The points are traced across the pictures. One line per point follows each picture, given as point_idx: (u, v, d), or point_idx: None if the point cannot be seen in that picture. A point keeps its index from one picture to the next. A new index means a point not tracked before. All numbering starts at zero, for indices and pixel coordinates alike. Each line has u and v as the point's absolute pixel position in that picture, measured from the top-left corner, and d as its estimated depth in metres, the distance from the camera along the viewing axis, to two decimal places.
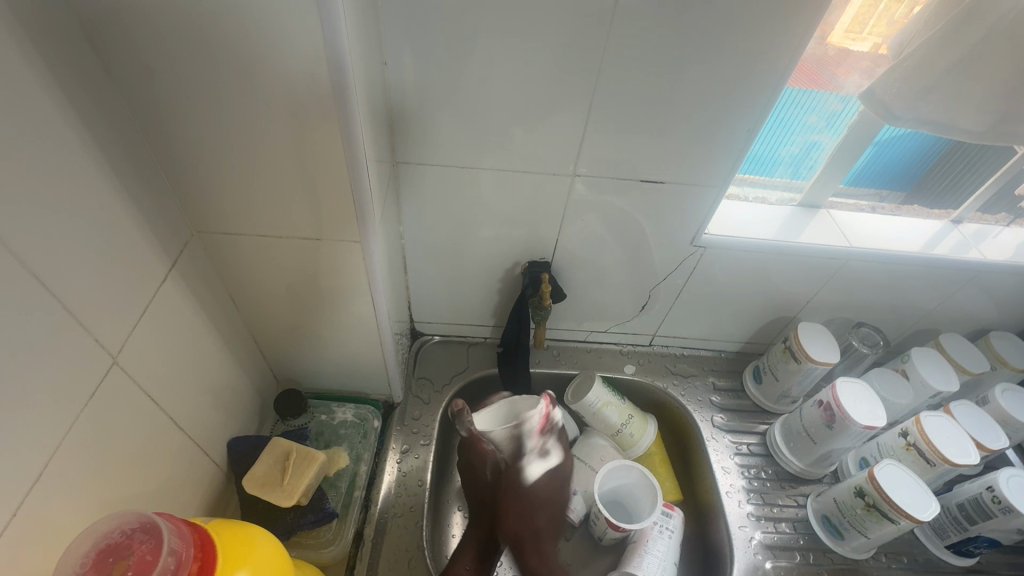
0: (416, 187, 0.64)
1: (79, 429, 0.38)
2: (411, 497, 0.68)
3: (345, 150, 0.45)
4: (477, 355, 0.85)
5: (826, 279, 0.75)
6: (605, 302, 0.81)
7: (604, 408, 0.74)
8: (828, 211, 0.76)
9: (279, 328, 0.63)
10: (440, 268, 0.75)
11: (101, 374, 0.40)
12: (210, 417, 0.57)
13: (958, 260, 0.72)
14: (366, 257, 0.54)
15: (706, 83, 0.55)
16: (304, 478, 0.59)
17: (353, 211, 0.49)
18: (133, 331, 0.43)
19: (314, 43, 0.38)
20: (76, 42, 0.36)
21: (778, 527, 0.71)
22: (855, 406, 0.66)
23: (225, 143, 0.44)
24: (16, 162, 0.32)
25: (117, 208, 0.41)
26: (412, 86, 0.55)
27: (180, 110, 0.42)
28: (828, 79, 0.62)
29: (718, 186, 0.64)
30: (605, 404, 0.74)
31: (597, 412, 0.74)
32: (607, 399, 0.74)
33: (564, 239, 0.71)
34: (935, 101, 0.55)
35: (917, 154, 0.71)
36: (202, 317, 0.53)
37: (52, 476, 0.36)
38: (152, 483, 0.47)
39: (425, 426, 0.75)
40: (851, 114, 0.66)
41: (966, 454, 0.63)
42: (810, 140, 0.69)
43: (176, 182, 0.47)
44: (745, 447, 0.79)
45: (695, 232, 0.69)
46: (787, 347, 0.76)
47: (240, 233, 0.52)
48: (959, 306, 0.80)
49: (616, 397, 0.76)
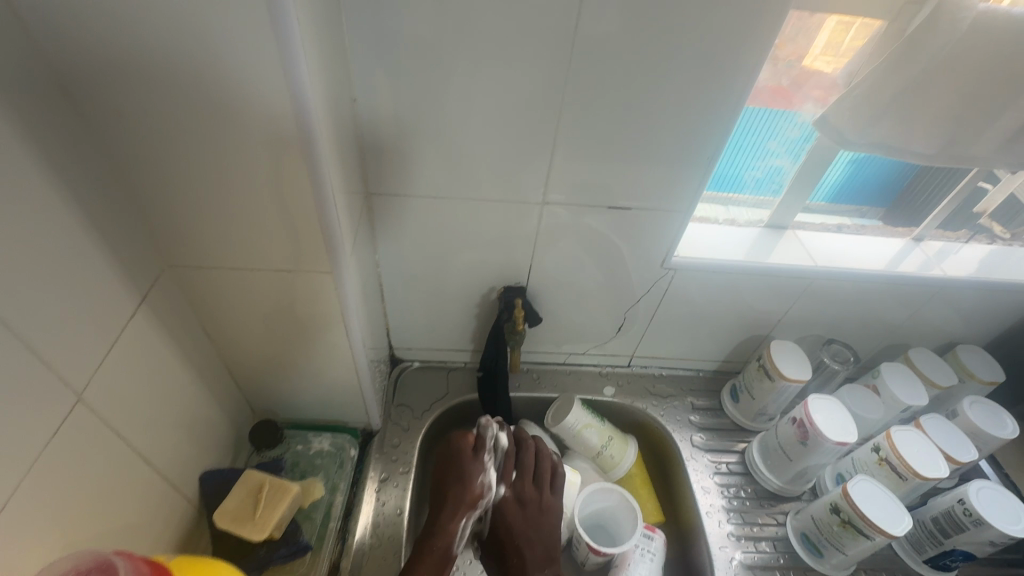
0: (391, 216, 0.66)
1: (43, 466, 0.38)
2: (389, 527, 0.67)
3: (313, 183, 0.46)
4: (457, 381, 0.85)
5: (797, 297, 0.77)
6: (583, 324, 0.82)
7: (586, 434, 0.75)
8: (793, 232, 0.78)
9: (254, 359, 0.63)
10: (417, 295, 0.76)
11: (67, 411, 0.40)
12: (183, 450, 0.56)
13: (920, 277, 0.74)
14: (338, 286, 0.55)
15: (665, 113, 0.57)
16: (276, 510, 0.58)
17: (324, 243, 0.50)
18: (100, 366, 0.43)
19: (280, 84, 0.40)
20: (47, 88, 0.38)
21: (759, 547, 0.71)
22: (827, 423, 0.67)
23: (196, 180, 0.45)
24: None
25: (84, 246, 0.42)
26: (383, 120, 0.57)
27: (152, 150, 0.43)
28: (793, 95, 0.63)
29: (683, 210, 0.67)
30: (588, 428, 0.75)
31: (579, 437, 0.75)
32: (589, 423, 0.75)
33: (538, 264, 0.73)
34: (884, 127, 0.58)
35: (884, 174, 0.74)
36: (174, 350, 0.53)
37: (14, 514, 0.36)
38: (119, 520, 0.47)
39: (404, 454, 0.75)
40: (810, 141, 0.68)
41: (935, 467, 0.64)
42: (772, 164, 0.71)
43: (148, 218, 0.48)
44: (724, 466, 0.79)
45: (665, 254, 0.71)
46: (761, 365, 0.78)
47: (211, 266, 0.52)
48: (926, 321, 0.82)
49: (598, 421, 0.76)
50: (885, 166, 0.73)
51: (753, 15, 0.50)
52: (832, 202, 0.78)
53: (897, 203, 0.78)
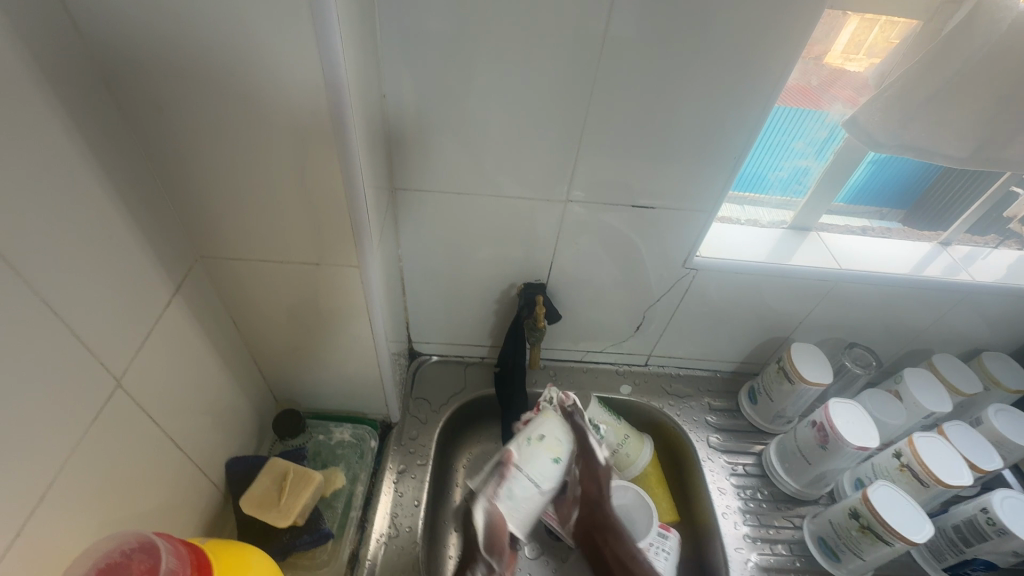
0: (415, 210, 0.66)
1: (83, 447, 0.39)
2: (407, 519, 0.68)
3: (343, 178, 0.46)
4: (474, 375, 0.86)
5: (819, 299, 0.76)
6: (601, 322, 0.82)
7: (543, 446, 0.60)
8: (818, 233, 0.77)
9: (281, 350, 0.64)
10: (438, 290, 0.77)
11: (106, 395, 0.41)
12: (210, 436, 0.58)
13: (947, 281, 0.73)
14: (364, 279, 0.55)
15: (693, 112, 0.57)
16: (300, 499, 0.59)
17: (352, 236, 0.51)
18: (138, 352, 0.45)
19: (316, 81, 0.40)
20: (92, 82, 0.39)
21: (775, 549, 0.71)
22: (847, 427, 0.67)
23: (230, 173, 0.46)
24: (29, 189, 0.33)
25: (124, 234, 0.43)
26: (411, 115, 0.58)
27: (190, 143, 0.44)
28: (819, 96, 0.63)
29: (707, 210, 0.66)
30: (551, 444, 0.60)
31: (534, 450, 0.59)
32: (546, 434, 0.61)
33: (558, 261, 0.73)
34: (915, 130, 0.57)
35: (908, 176, 0.73)
36: (204, 338, 0.55)
37: (56, 493, 0.37)
38: (151, 502, 0.48)
39: (421, 446, 0.76)
40: (838, 141, 0.67)
41: (959, 475, 0.63)
42: (798, 165, 0.70)
43: (182, 209, 0.49)
44: (741, 467, 0.79)
45: (687, 253, 0.71)
46: (781, 367, 0.77)
47: (241, 257, 0.53)
48: (952, 327, 0.80)
49: (563, 438, 0.62)
50: (909, 167, 0.72)
51: (786, 14, 0.50)
52: (855, 202, 0.77)
53: (921, 204, 0.77)
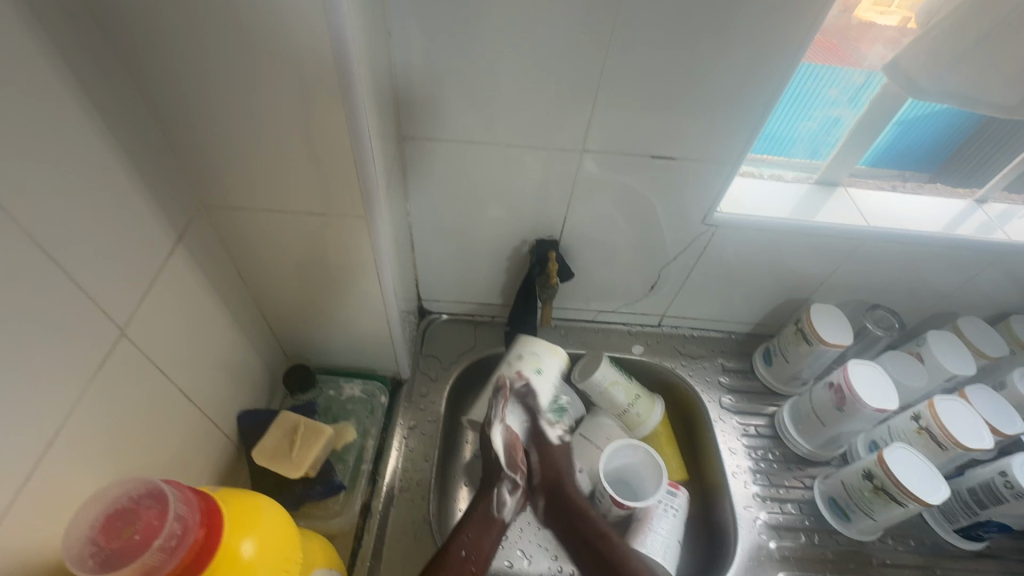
0: (423, 163, 0.63)
1: (90, 397, 0.39)
2: (418, 472, 0.69)
3: (347, 124, 0.44)
4: (484, 334, 0.85)
5: (843, 259, 0.73)
6: (614, 282, 0.80)
7: (523, 363, 0.69)
8: (846, 189, 0.73)
9: (289, 306, 0.64)
10: (447, 247, 0.75)
11: (110, 345, 0.41)
12: (221, 390, 0.58)
13: (980, 240, 0.70)
14: (371, 232, 0.54)
15: (722, 55, 0.52)
16: (312, 451, 0.60)
17: (357, 187, 0.49)
18: (142, 303, 0.44)
19: (315, 14, 0.37)
20: (76, 13, 0.36)
21: (784, 508, 0.71)
22: (866, 389, 0.65)
23: (228, 116, 0.44)
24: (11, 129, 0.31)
25: (121, 181, 0.41)
26: (418, 58, 0.54)
27: (185, 82, 0.41)
28: (846, 50, 0.59)
29: (731, 163, 0.62)
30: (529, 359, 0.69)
31: (518, 367, 0.69)
32: (524, 354, 0.70)
33: (572, 218, 0.70)
34: (964, 74, 0.52)
35: (938, 133, 0.69)
36: (210, 292, 0.54)
37: (65, 441, 0.37)
38: (164, 453, 0.49)
39: (432, 403, 0.76)
40: (874, 87, 0.63)
41: (979, 438, 0.62)
42: (830, 115, 0.66)
43: (181, 156, 0.47)
44: (753, 428, 0.78)
45: (707, 209, 0.67)
46: (799, 328, 0.75)
47: (245, 207, 0.51)
48: (980, 289, 0.77)
49: (542, 352, 0.70)
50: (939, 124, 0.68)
51: None
52: (883, 165, 0.73)
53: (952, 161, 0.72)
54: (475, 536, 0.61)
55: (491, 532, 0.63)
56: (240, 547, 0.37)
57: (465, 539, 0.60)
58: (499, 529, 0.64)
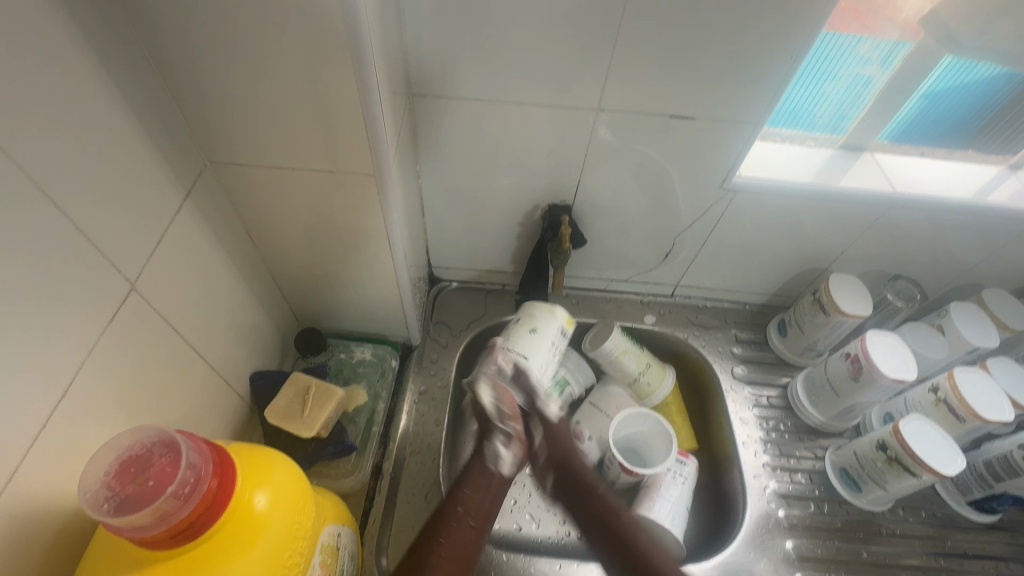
0: (433, 123, 0.62)
1: (102, 351, 0.39)
2: (427, 436, 0.69)
3: (355, 77, 0.42)
4: (495, 302, 0.85)
5: (865, 227, 0.71)
6: (628, 250, 0.78)
7: (522, 324, 0.68)
8: (872, 154, 0.70)
9: (299, 268, 0.63)
10: (457, 212, 0.73)
11: (121, 300, 0.41)
12: (232, 350, 0.58)
13: (1013, 209, 0.67)
14: (380, 193, 0.52)
15: (748, 10, 0.50)
16: (323, 412, 0.61)
17: (366, 144, 0.48)
18: (151, 259, 0.44)
19: None
20: None
21: (794, 478, 0.71)
22: (884, 359, 0.64)
23: (231, 68, 0.42)
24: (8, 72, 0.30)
25: (128, 134, 0.40)
26: (427, 11, 0.51)
27: (186, 30, 0.40)
28: (874, 17, 0.56)
29: (753, 123, 0.60)
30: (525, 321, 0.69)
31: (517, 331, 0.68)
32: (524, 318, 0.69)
33: (586, 183, 0.68)
34: (1006, 28, 0.54)
35: (967, 103, 0.65)
36: (219, 251, 0.53)
37: (79, 392, 0.38)
38: (179, 410, 0.49)
39: (442, 369, 0.76)
40: (908, 43, 0.58)
41: (1000, 411, 0.61)
42: (859, 73, 0.62)
43: (187, 110, 0.46)
44: (765, 399, 0.78)
45: (726, 174, 0.65)
46: (817, 299, 0.74)
47: (254, 165, 0.50)
48: (1008, 262, 0.74)
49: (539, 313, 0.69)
50: (968, 94, 0.64)
51: None
52: (909, 138, 0.69)
53: (982, 134, 0.68)
54: (473, 492, 0.51)
55: (492, 490, 0.52)
56: (253, 500, 0.38)
57: (465, 493, 0.51)
58: (500, 485, 0.53)
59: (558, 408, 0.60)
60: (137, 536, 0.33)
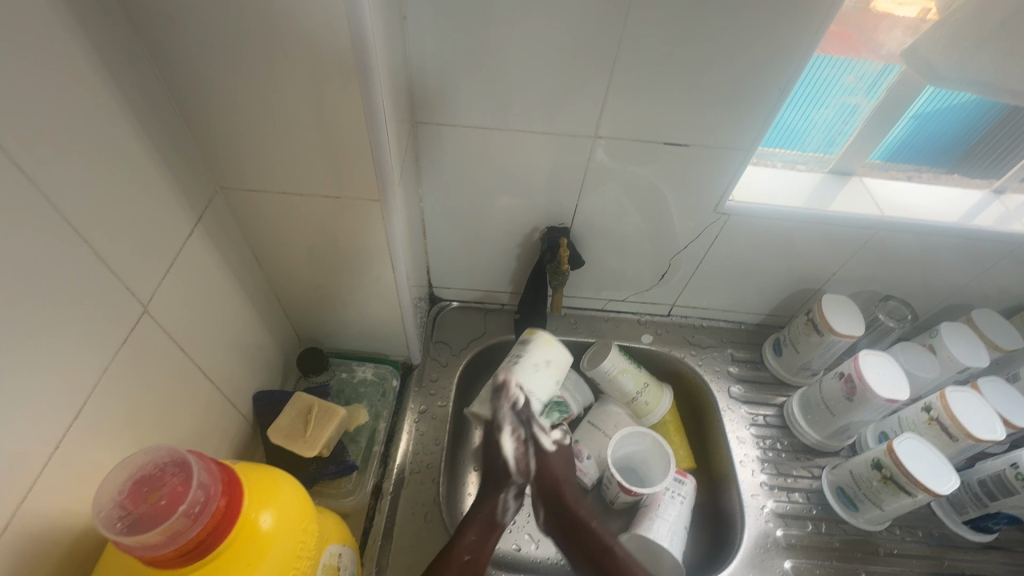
0: (435, 149, 0.64)
1: (114, 372, 0.40)
2: (428, 456, 0.70)
3: (364, 108, 0.44)
4: (494, 321, 0.86)
5: (855, 249, 0.73)
6: (624, 271, 0.80)
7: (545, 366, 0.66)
8: (861, 179, 0.73)
9: (303, 289, 0.65)
10: (458, 233, 0.75)
11: (135, 321, 0.42)
12: (237, 370, 0.59)
13: (997, 231, 0.69)
14: (384, 217, 0.54)
15: (735, 44, 0.52)
16: (325, 431, 0.61)
17: (371, 170, 0.49)
18: (163, 281, 0.45)
19: None
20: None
21: (792, 497, 0.71)
22: (878, 379, 0.65)
23: (245, 99, 0.44)
24: (34, 103, 0.32)
25: (145, 162, 0.42)
26: (431, 43, 0.54)
27: (204, 65, 0.42)
28: (864, 44, 0.58)
29: (745, 149, 0.62)
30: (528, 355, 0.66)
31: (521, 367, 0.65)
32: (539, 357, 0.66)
33: (582, 206, 0.70)
34: (981, 61, 0.52)
35: (956, 126, 0.67)
36: (227, 273, 0.55)
37: (93, 412, 0.39)
38: (184, 430, 0.50)
39: (441, 388, 0.77)
40: (892, 74, 0.61)
41: (991, 430, 0.62)
42: (846, 103, 0.64)
43: (200, 138, 0.47)
44: (762, 418, 0.79)
45: (719, 198, 0.67)
46: (810, 319, 0.75)
47: (262, 190, 0.52)
48: (995, 282, 0.76)
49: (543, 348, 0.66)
50: (954, 122, 0.67)
51: None
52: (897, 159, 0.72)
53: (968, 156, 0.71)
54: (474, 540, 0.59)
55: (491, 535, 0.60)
56: (259, 520, 0.38)
57: (468, 539, 0.59)
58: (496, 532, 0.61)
59: (554, 442, 0.67)
60: (145, 554, 0.33)
